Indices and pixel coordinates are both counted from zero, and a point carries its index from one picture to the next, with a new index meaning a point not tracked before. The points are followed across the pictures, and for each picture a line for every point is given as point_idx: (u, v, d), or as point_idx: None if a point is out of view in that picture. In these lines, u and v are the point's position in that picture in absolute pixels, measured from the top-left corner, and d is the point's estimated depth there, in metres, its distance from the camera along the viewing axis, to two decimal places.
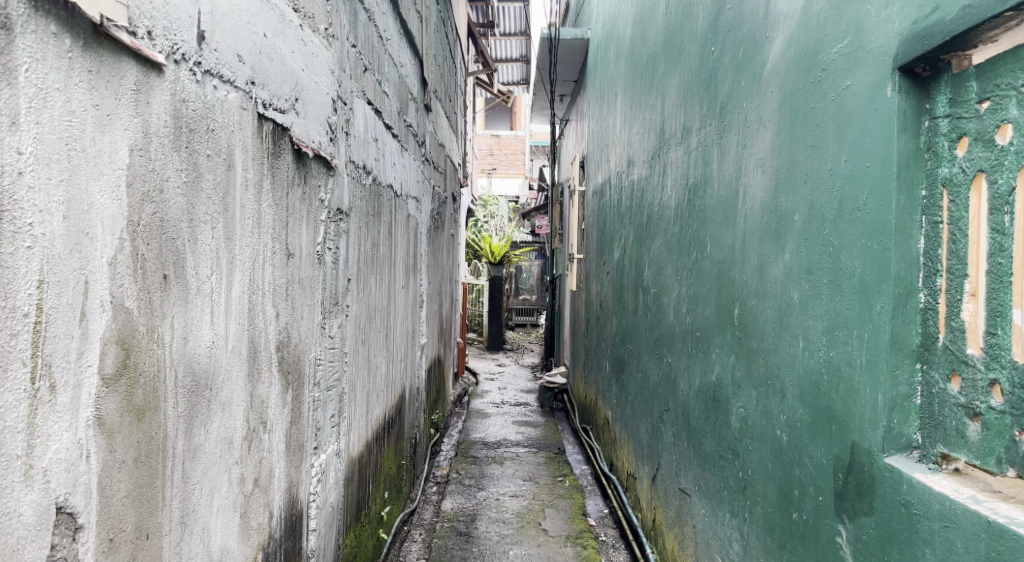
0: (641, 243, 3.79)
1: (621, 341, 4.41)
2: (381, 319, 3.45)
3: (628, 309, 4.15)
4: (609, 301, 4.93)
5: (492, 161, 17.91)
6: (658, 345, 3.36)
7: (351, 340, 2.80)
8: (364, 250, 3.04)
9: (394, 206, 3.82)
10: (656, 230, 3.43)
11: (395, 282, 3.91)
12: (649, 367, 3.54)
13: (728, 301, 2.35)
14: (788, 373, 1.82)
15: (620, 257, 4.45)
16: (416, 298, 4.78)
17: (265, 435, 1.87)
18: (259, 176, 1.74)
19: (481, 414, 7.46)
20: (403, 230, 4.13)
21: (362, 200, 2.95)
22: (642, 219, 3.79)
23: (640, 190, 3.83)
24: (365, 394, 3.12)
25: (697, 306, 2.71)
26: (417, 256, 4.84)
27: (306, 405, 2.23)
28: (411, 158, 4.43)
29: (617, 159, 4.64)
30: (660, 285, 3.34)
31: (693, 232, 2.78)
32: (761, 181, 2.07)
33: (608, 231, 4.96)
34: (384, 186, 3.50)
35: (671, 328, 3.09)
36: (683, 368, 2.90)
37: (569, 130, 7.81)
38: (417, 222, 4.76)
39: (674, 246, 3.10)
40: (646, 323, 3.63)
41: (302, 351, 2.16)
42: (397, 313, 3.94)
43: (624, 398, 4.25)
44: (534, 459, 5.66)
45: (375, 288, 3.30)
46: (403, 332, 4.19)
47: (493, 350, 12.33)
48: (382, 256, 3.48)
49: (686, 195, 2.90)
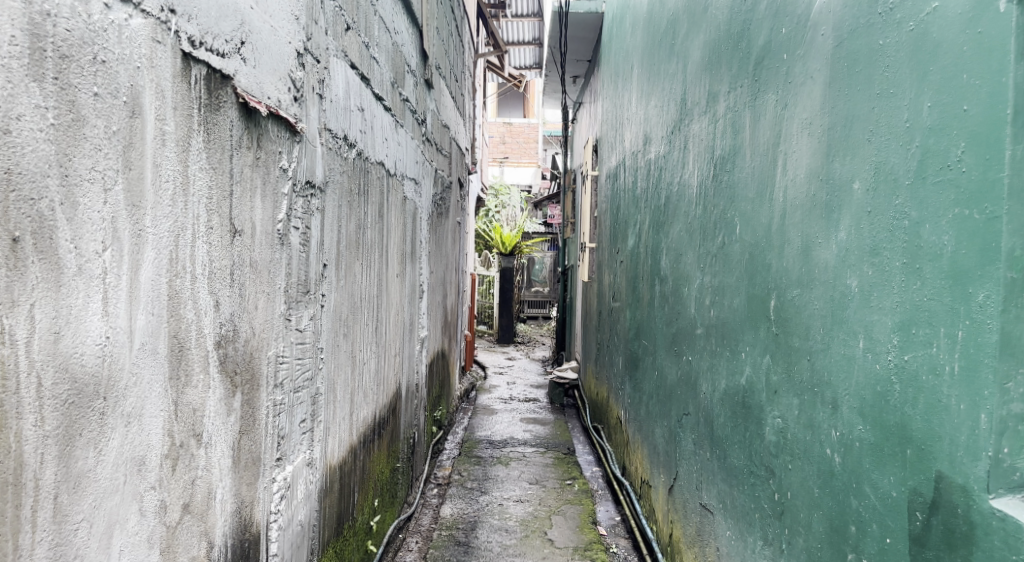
0: (658, 230, 3.43)
1: (635, 335, 4.05)
2: (369, 309, 3.12)
3: (644, 301, 3.80)
4: (622, 294, 4.57)
5: (505, 149, 17.54)
6: (677, 341, 3.00)
7: (328, 333, 2.47)
8: (346, 231, 2.71)
9: (388, 186, 3.48)
10: (675, 213, 3.06)
11: (388, 270, 3.57)
12: (666, 365, 3.18)
13: (762, 292, 1.99)
14: (843, 381, 1.47)
15: (635, 245, 4.09)
16: (415, 288, 4.45)
17: (199, 450, 1.54)
18: (184, 130, 1.41)
19: (488, 410, 7.12)
20: (398, 214, 3.80)
21: (344, 175, 2.62)
22: (659, 203, 3.42)
23: (658, 170, 3.47)
24: (349, 393, 2.80)
25: (724, 299, 2.35)
26: (416, 243, 4.50)
27: (264, 410, 1.90)
28: (409, 137, 4.09)
29: (632, 138, 4.27)
30: (679, 274, 2.98)
31: (719, 213, 2.42)
32: (807, 144, 1.70)
33: (622, 217, 4.60)
34: (374, 163, 3.16)
35: (692, 323, 2.73)
36: (705, 369, 2.54)
37: (583, 113, 7.45)
38: (416, 206, 4.43)
39: (696, 229, 2.74)
40: (664, 317, 3.27)
41: (257, 346, 1.83)
42: (390, 303, 3.61)
43: (638, 398, 3.89)
44: (541, 460, 5.32)
45: (361, 275, 2.97)
46: (397, 326, 3.85)
47: (503, 343, 12.00)
48: (371, 240, 3.15)
49: (711, 170, 2.54)
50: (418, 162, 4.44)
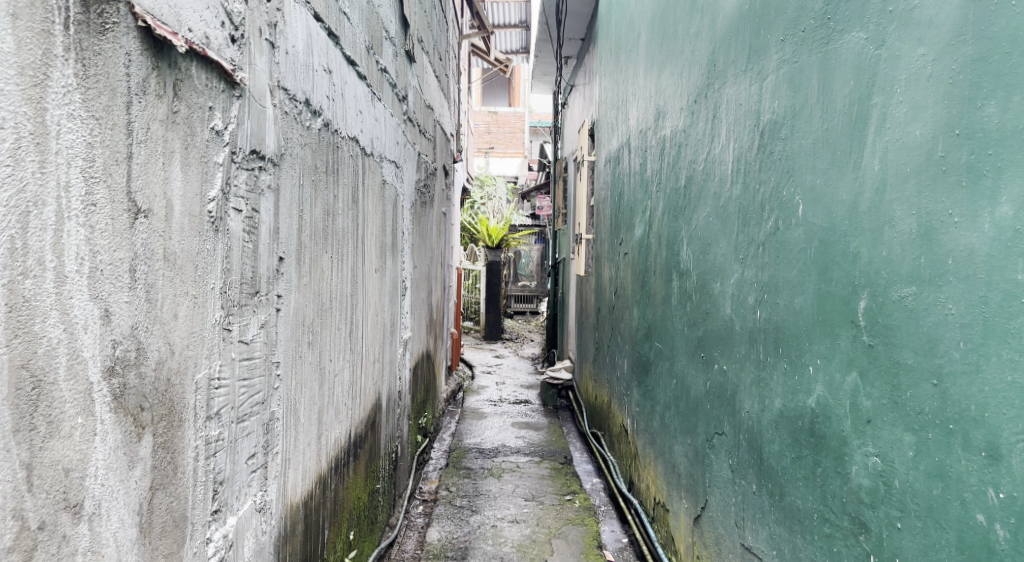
0: (675, 216, 2.99)
1: (645, 337, 3.60)
2: (341, 312, 2.64)
3: (656, 298, 3.35)
4: (627, 290, 4.12)
5: (490, 140, 17.06)
6: (704, 346, 2.56)
7: (285, 344, 1.98)
8: (311, 218, 2.22)
9: (364, 167, 3.00)
10: (702, 195, 2.62)
11: (365, 265, 3.09)
12: (690, 374, 2.74)
13: (847, 291, 1.55)
14: (1011, 420, 1.06)
15: (644, 235, 3.64)
16: (396, 285, 3.97)
17: (95, 526, 1.07)
18: (36, 53, 0.94)
19: (477, 414, 6.65)
20: (376, 201, 3.32)
21: (306, 148, 2.13)
22: (676, 186, 2.98)
23: (675, 147, 3.02)
24: (316, 413, 2.33)
25: (778, 297, 1.91)
26: (398, 234, 4.03)
27: (194, 453, 1.43)
28: (388, 114, 3.61)
29: (640, 115, 3.81)
30: (707, 267, 2.53)
31: (769, 191, 1.98)
32: (936, 87, 1.26)
33: (627, 204, 4.15)
34: (346, 138, 2.68)
35: (728, 325, 2.29)
36: (750, 383, 2.10)
37: (576, 97, 6.98)
38: (398, 193, 3.95)
39: (731, 213, 2.30)
40: (685, 317, 2.82)
41: (181, 369, 1.36)
42: (367, 304, 3.13)
43: (651, 408, 3.44)
44: (537, 471, 4.87)
45: (332, 271, 2.48)
46: (377, 328, 3.37)
47: (490, 340, 11.54)
48: (345, 229, 2.67)
49: (756, 141, 2.09)
50: (400, 143, 3.97)
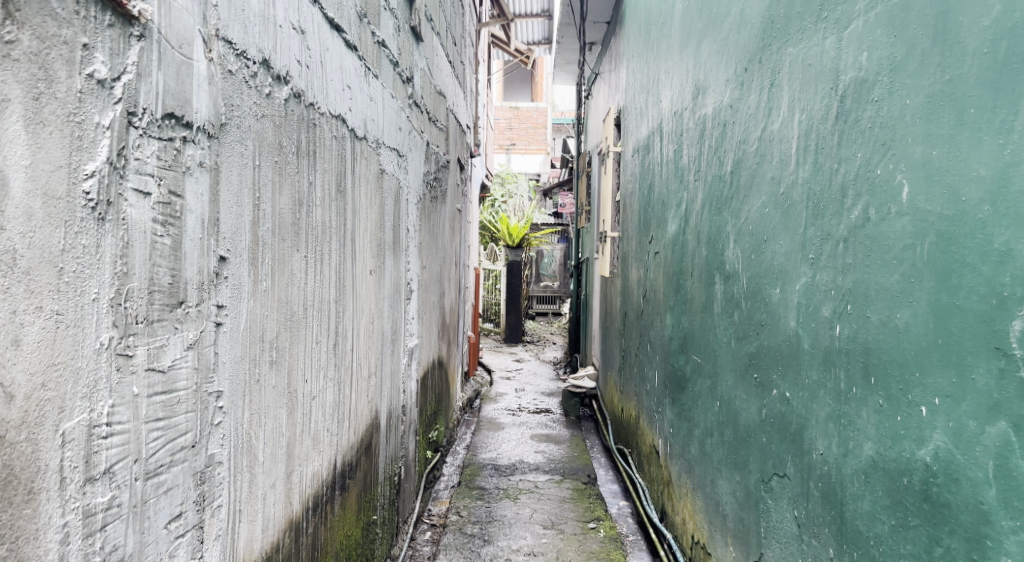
0: (719, 209, 2.53)
1: (680, 349, 3.14)
2: (321, 322, 2.22)
3: (694, 304, 2.89)
4: (659, 295, 3.65)
5: (512, 136, 16.64)
6: (760, 365, 2.10)
7: (231, 366, 1.57)
8: (274, 208, 1.80)
9: (355, 152, 2.58)
10: (755, 183, 2.16)
11: (357, 266, 2.67)
12: (739, 398, 2.28)
13: (990, 305, 1.09)
14: None
15: (679, 232, 3.18)
16: (399, 288, 3.55)
17: None
18: None
19: (494, 424, 6.22)
20: (372, 192, 2.90)
21: (264, 120, 1.72)
22: (719, 174, 2.53)
23: (718, 128, 2.56)
24: (284, 447, 1.91)
25: (869, 310, 1.46)
26: (401, 232, 3.61)
27: (65, 535, 1.03)
28: (388, 94, 3.18)
29: (674, 96, 3.36)
30: (763, 270, 2.07)
31: (855, 172, 1.53)
32: None
33: (659, 197, 3.69)
34: (330, 116, 2.27)
35: (794, 342, 1.83)
36: (827, 418, 1.65)
37: (601, 85, 6.50)
38: (401, 185, 3.52)
39: (799, 202, 1.84)
40: (732, 329, 2.36)
41: (27, 422, 0.95)
42: (359, 311, 2.71)
43: (687, 431, 2.99)
44: (558, 493, 4.43)
45: (308, 273, 2.07)
46: (373, 339, 2.94)
47: (510, 343, 11.10)
48: (327, 224, 2.25)
49: (834, 107, 1.63)
50: (403, 129, 3.54)
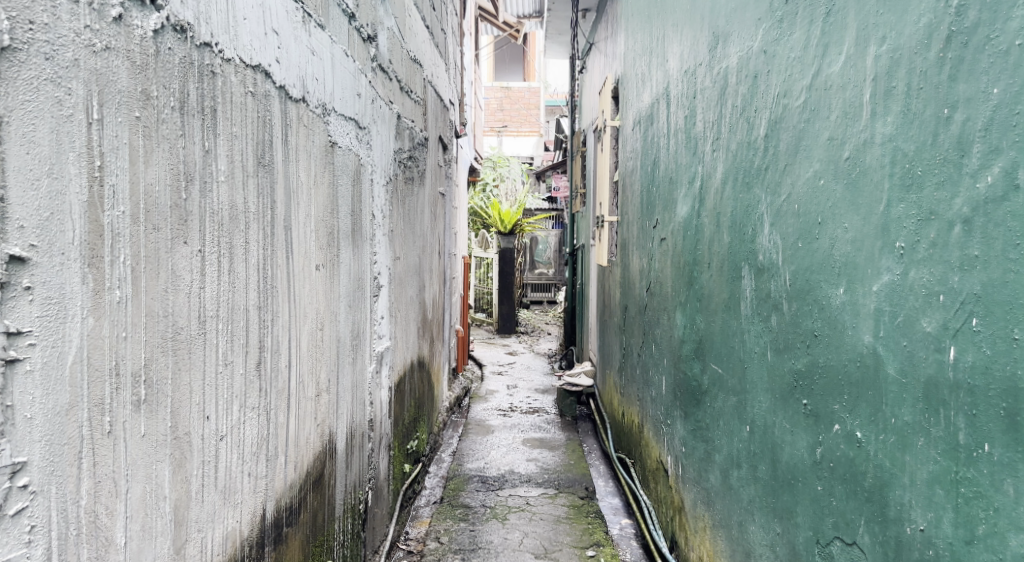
0: (748, 184, 2.01)
1: (694, 355, 2.63)
2: (233, 336, 1.71)
3: (713, 302, 2.39)
4: (666, 288, 3.14)
5: (504, 117, 16.07)
6: (813, 389, 1.59)
7: (43, 420, 1.06)
8: (136, 184, 1.27)
9: (286, 118, 2.05)
10: (805, 147, 1.64)
11: (295, 260, 2.14)
12: (781, 428, 1.77)
13: None
14: None
15: (692, 215, 2.66)
16: (362, 284, 3.02)
17: None
18: None
19: (483, 427, 5.73)
20: (318, 169, 2.37)
21: (114, 54, 1.18)
22: (750, 141, 2.01)
23: (746, 82, 2.04)
24: (168, 516, 1.41)
25: (1020, 327, 0.96)
26: (364, 218, 3.08)
27: None
28: (342, 53, 2.66)
29: (684, 52, 2.83)
30: (819, 263, 1.56)
31: (986, 117, 1.03)
32: None
33: (665, 173, 3.18)
34: (244, 68, 1.74)
35: (873, 363, 1.32)
36: (930, 482, 1.14)
37: (596, 56, 5.93)
38: (362, 162, 2.99)
39: (876, 169, 1.32)
40: (768, 338, 1.86)
41: None
42: (300, 317, 2.19)
43: (704, 455, 2.48)
44: (551, 511, 3.94)
45: (204, 275, 1.55)
46: (322, 348, 2.42)
47: (504, 334, 10.60)
48: (240, 207, 1.72)
49: (943, 28, 1.13)
50: (364, 96, 3.01)
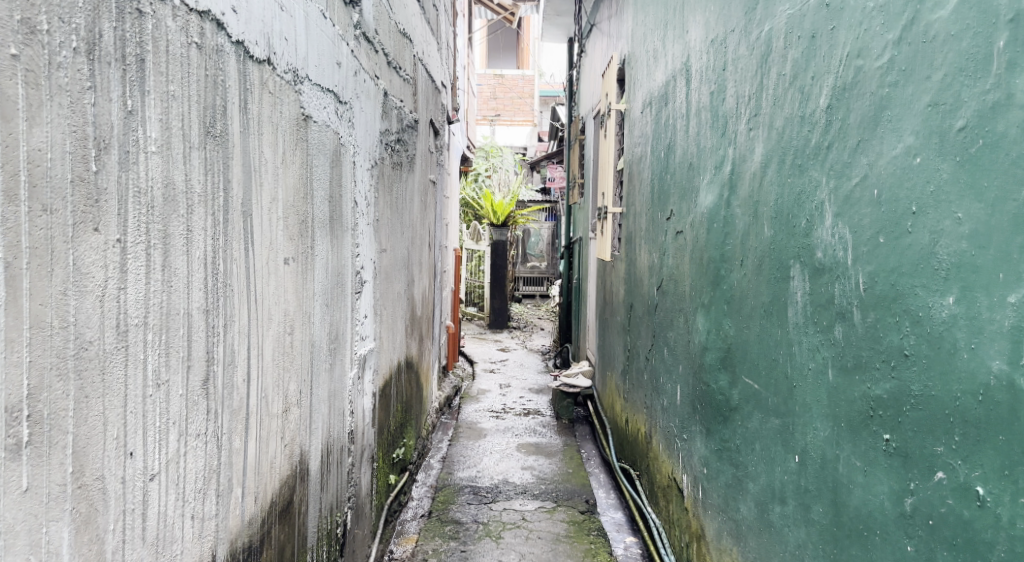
0: (803, 166, 1.68)
1: (720, 366, 2.30)
2: (171, 350, 1.37)
3: (747, 306, 2.06)
4: (683, 286, 2.80)
5: (497, 106, 15.71)
6: (900, 423, 1.26)
7: None
8: (7, 150, 0.96)
9: (244, 81, 1.70)
10: (889, 116, 1.31)
11: (255, 252, 1.79)
12: (850, 465, 1.44)
13: None
14: None
15: (720, 205, 2.33)
16: (342, 279, 2.68)
17: None
18: None
19: (475, 430, 5.39)
20: (287, 146, 2.02)
21: None
22: (805, 114, 1.68)
23: (801, 45, 1.70)
24: None
25: None
26: (345, 204, 2.73)
27: None
28: (320, 13, 2.31)
29: (710, 19, 2.49)
30: (912, 264, 1.23)
31: None
32: None
33: (683, 157, 2.84)
34: (186, 13, 1.40)
35: (1008, 400, 1.00)
36: None
37: (597, 37, 5.59)
38: (343, 141, 2.65)
39: (1017, 140, 0.99)
40: (831, 354, 1.53)
41: None
42: (263, 320, 1.85)
43: (733, 482, 2.16)
44: (549, 528, 3.62)
45: (125, 273, 1.21)
46: (292, 354, 2.08)
47: (495, 329, 10.27)
48: (177, 186, 1.38)
49: None
50: (345, 66, 2.65)
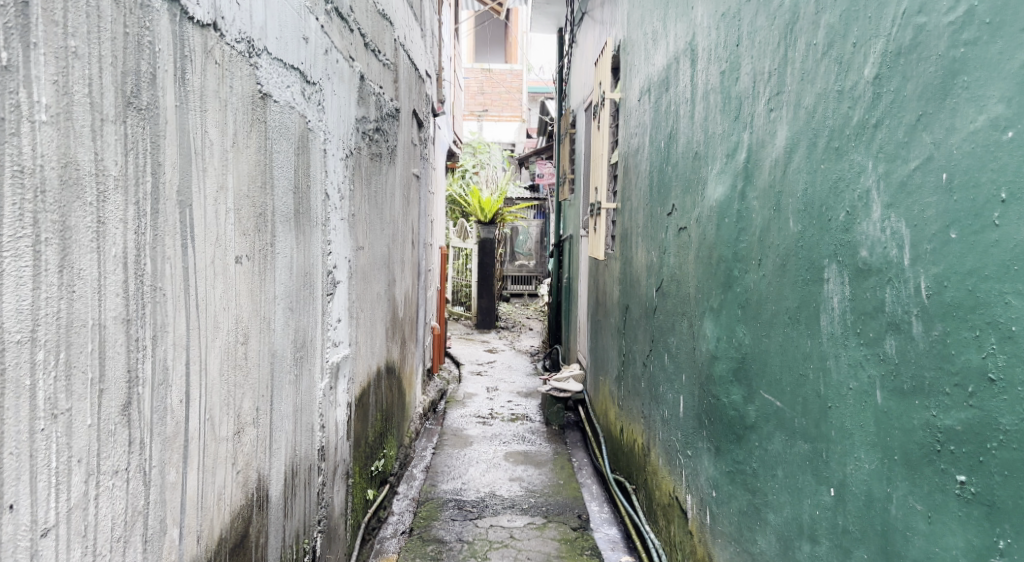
0: (841, 148, 1.44)
1: (732, 378, 2.05)
2: (74, 371, 1.09)
3: (767, 311, 1.81)
4: (687, 288, 2.56)
5: (484, 102, 15.44)
6: (982, 464, 1.03)
7: None
8: None
9: (181, 45, 1.43)
10: (966, 82, 1.09)
11: (197, 249, 1.52)
12: (906, 507, 1.20)
13: None
14: None
15: (732, 198, 2.08)
16: (310, 279, 2.41)
17: None
18: None
19: (460, 437, 5.13)
20: (239, 126, 1.75)
21: None
22: (843, 88, 1.44)
23: (840, 6, 1.47)
24: None
25: None
26: (314, 197, 2.46)
27: None
28: None
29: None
30: (1001, 264, 1.01)
31: None
32: None
33: (687, 146, 2.60)
34: None
35: None
36: None
37: (590, 26, 5.34)
38: (311, 127, 2.38)
39: None
40: (880, 373, 1.29)
41: None
42: (208, 330, 1.58)
43: (749, 510, 1.91)
44: (539, 548, 3.36)
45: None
46: (245, 368, 1.81)
47: (483, 329, 10.01)
48: (82, 165, 1.10)
49: None
50: (314, 43, 2.39)
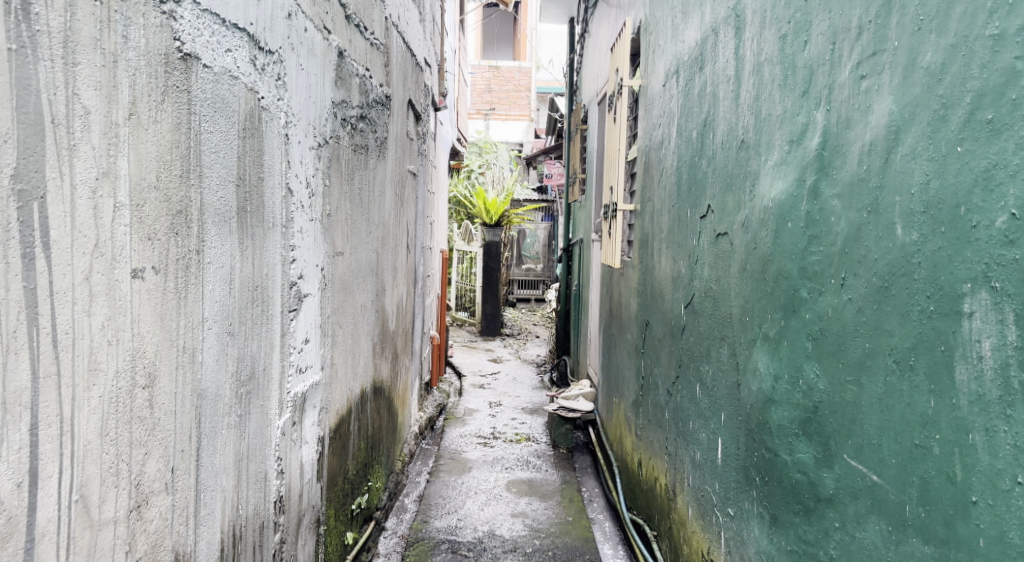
0: (1000, 120, 0.97)
1: (798, 431, 1.58)
2: None
3: (856, 349, 1.33)
4: (729, 307, 2.08)
5: (491, 100, 15.00)
6: None
7: None
8: None
9: None
10: None
11: (57, 264, 1.08)
12: None
13: None
14: None
15: (797, 197, 1.61)
16: (263, 295, 1.95)
17: None
18: None
19: (458, 462, 4.65)
20: (145, 93, 1.30)
21: None
22: (1005, 31, 0.98)
23: None
24: None
25: None
26: (271, 194, 2.00)
27: None
28: None
29: None
30: None
31: None
32: None
33: (729, 134, 2.13)
34: None
35: None
36: None
37: (605, 10, 4.87)
38: (266, 105, 1.92)
39: None
40: None
41: None
42: (78, 377, 1.13)
43: None
44: None
45: None
46: (151, 416, 1.35)
47: (487, 337, 9.54)
48: None
49: None
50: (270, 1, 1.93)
